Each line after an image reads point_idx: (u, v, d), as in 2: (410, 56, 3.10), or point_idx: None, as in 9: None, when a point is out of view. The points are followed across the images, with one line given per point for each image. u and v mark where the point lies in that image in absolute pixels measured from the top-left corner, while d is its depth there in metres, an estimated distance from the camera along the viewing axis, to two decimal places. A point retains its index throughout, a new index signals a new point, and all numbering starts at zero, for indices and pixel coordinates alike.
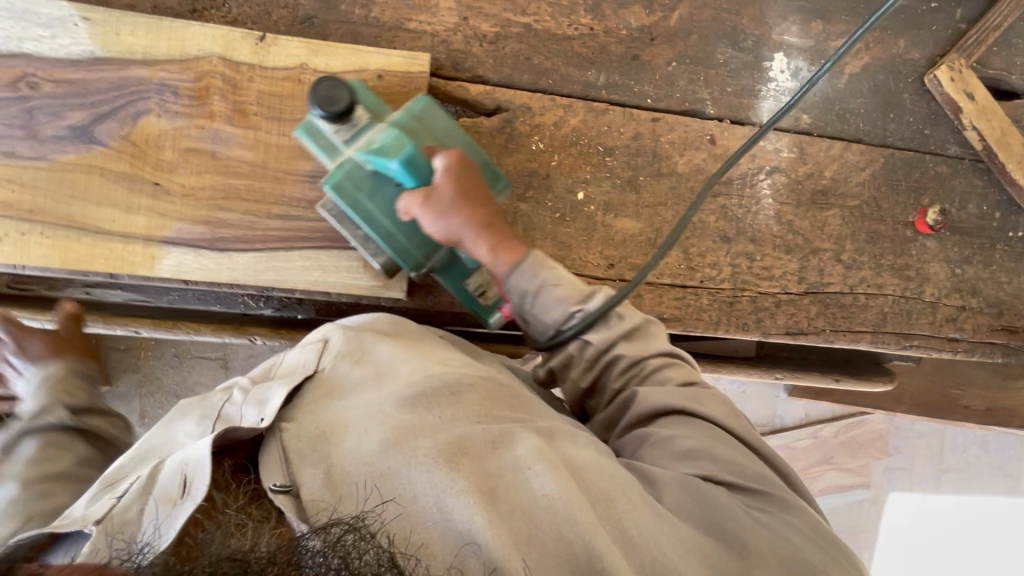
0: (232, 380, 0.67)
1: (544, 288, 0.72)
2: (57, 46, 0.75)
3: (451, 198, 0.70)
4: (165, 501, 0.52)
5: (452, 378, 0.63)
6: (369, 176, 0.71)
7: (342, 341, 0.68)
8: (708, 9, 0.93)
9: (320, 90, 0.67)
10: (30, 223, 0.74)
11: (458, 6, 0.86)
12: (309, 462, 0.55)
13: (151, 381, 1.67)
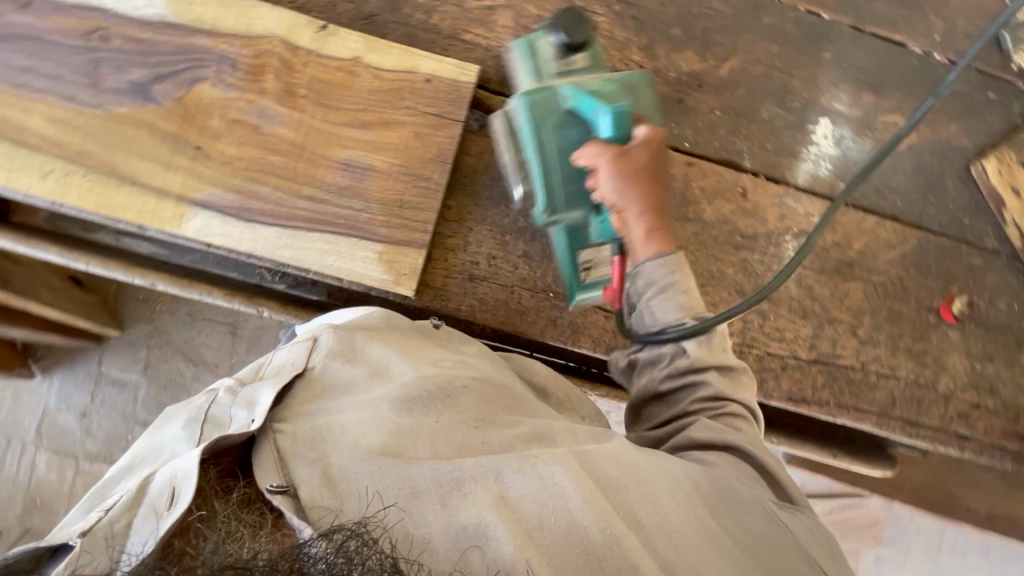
0: (218, 382, 0.68)
1: (670, 288, 0.75)
2: (134, 6, 0.79)
3: (635, 172, 0.74)
4: (153, 513, 0.51)
5: (449, 381, 0.63)
6: (563, 113, 0.75)
7: (333, 341, 0.68)
8: (761, 64, 0.93)
9: (567, 15, 0.75)
10: (75, 166, 0.77)
11: (514, 25, 0.88)
12: (306, 461, 0.54)
13: (161, 334, 1.72)
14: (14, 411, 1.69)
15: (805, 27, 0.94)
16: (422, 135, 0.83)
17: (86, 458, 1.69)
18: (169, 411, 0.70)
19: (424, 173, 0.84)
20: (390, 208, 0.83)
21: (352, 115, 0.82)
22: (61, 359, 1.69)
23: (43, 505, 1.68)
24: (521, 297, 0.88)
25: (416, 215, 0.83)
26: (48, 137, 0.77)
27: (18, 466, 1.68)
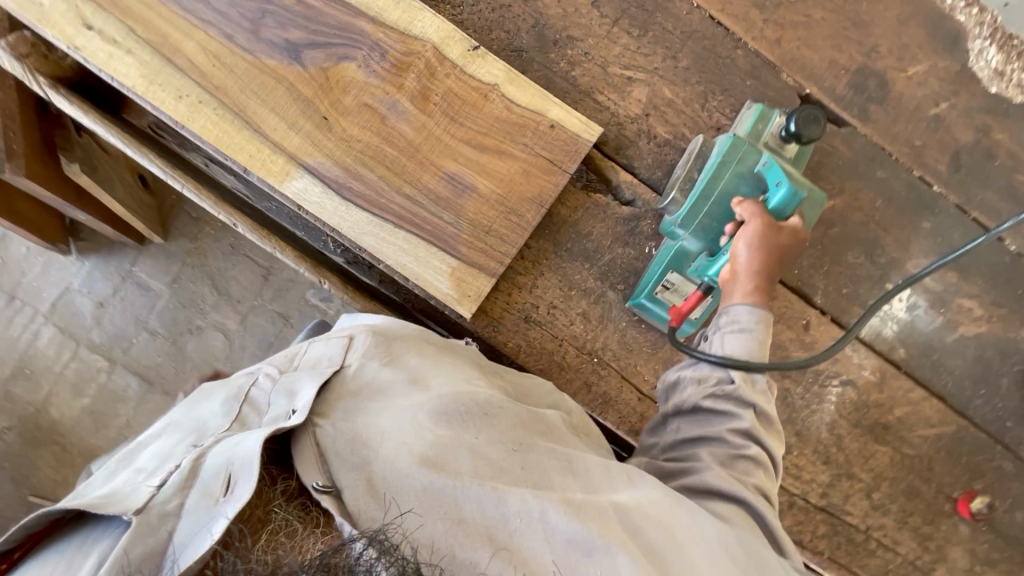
0: (257, 366, 0.73)
1: (746, 334, 0.75)
2: None
3: (775, 244, 0.76)
4: (207, 496, 0.53)
5: (485, 399, 0.64)
6: (749, 170, 0.80)
7: (369, 343, 0.71)
8: (862, 212, 0.95)
9: (814, 110, 0.80)
10: (209, 98, 0.80)
11: (646, 101, 0.91)
12: (350, 466, 0.56)
13: (198, 256, 1.75)
14: (37, 279, 1.72)
15: (915, 192, 0.96)
16: (529, 175, 0.86)
17: (86, 346, 1.73)
18: (205, 387, 0.77)
19: (519, 210, 0.86)
20: (476, 231, 0.85)
21: (472, 135, 0.85)
22: (98, 246, 1.73)
23: (37, 375, 1.72)
24: (567, 352, 0.90)
25: (497, 246, 0.85)
26: (195, 63, 0.80)
27: (22, 331, 1.72)
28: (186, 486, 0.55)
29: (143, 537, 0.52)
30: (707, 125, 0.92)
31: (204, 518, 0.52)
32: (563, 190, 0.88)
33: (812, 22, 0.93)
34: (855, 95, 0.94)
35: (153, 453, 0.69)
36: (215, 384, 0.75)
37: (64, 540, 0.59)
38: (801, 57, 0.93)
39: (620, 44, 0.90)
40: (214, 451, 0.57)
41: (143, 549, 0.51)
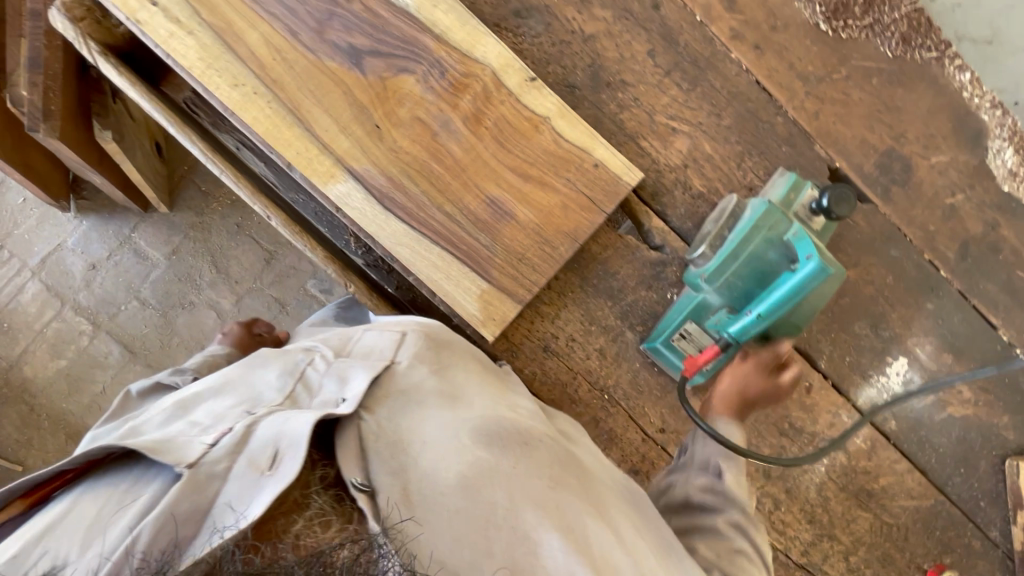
0: (314, 346, 0.80)
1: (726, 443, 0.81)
2: None
3: (758, 380, 0.85)
4: (253, 467, 0.56)
5: (524, 425, 0.69)
6: (780, 237, 0.82)
7: (421, 350, 0.77)
8: (873, 286, 0.99)
9: (848, 191, 0.83)
10: (265, 91, 0.80)
11: (687, 152, 0.94)
12: (388, 470, 0.62)
13: (201, 231, 1.72)
14: (30, 232, 1.67)
15: (924, 274, 1.00)
16: (568, 209, 0.87)
17: (72, 307, 1.68)
18: (260, 354, 0.79)
19: (553, 242, 0.87)
20: (509, 256, 0.86)
21: (518, 163, 0.86)
22: (99, 207, 1.68)
23: (16, 331, 1.67)
24: (579, 386, 0.91)
25: (527, 273, 0.86)
26: (257, 55, 0.80)
27: (6, 284, 1.66)
28: (237, 450, 0.57)
29: (191, 494, 0.54)
30: (740, 183, 0.95)
31: (247, 487, 0.55)
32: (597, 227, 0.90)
33: (850, 101, 0.97)
34: (880, 175, 0.98)
35: (202, 404, 0.70)
36: (269, 354, 0.79)
37: (109, 476, 0.60)
38: (836, 132, 0.97)
39: (669, 95, 0.93)
40: (267, 422, 0.60)
41: (189, 506, 0.53)
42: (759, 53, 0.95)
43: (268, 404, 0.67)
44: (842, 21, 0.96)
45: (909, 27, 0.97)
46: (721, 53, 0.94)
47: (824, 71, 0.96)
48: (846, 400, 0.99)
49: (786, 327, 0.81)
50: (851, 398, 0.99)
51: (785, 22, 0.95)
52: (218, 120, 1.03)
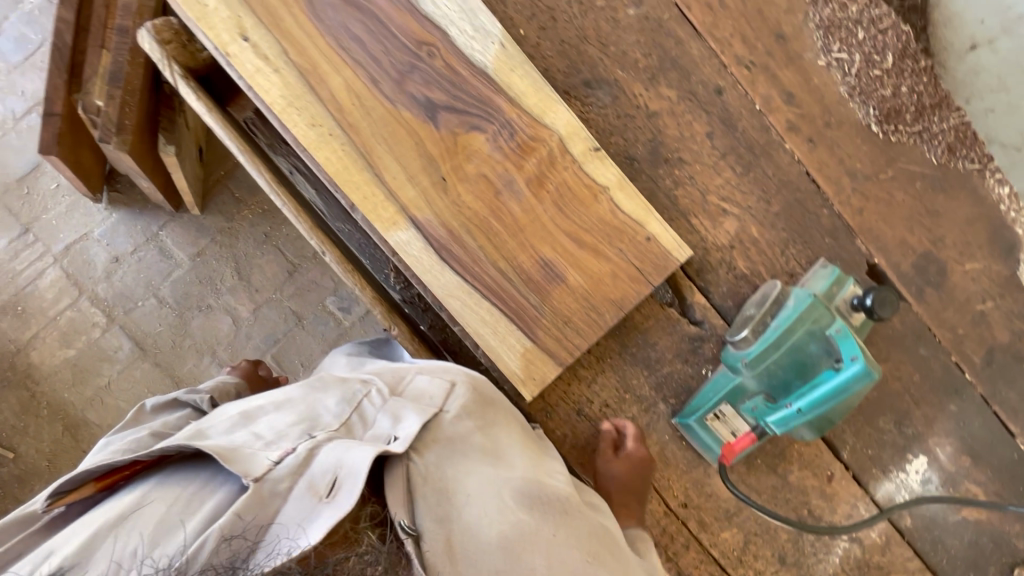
0: (370, 377, 0.85)
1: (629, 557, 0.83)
2: (468, 44, 0.86)
3: (630, 474, 0.89)
4: (312, 491, 0.64)
5: (556, 490, 0.76)
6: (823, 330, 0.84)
7: (468, 401, 0.82)
8: (900, 382, 1.01)
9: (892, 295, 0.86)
10: (340, 134, 0.83)
11: (734, 234, 0.96)
12: (435, 518, 0.68)
13: (229, 236, 1.72)
14: (57, 218, 1.66)
15: (949, 375, 1.02)
16: (617, 278, 0.89)
17: (89, 297, 1.67)
18: (322, 377, 0.86)
19: (600, 308, 0.89)
20: (556, 319, 0.87)
21: (574, 229, 0.88)
22: (130, 201, 1.68)
23: (29, 315, 1.65)
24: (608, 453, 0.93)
25: (570, 339, 0.88)
26: (337, 99, 0.83)
27: (26, 267, 1.66)
28: (298, 472, 0.67)
29: (256, 508, 0.64)
30: (782, 269, 0.97)
31: (306, 510, 0.63)
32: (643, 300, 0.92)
33: (893, 201, 1.01)
34: (916, 275, 1.01)
35: (264, 416, 0.77)
36: (328, 379, 0.85)
37: (179, 477, 0.69)
38: (878, 229, 1.00)
39: (723, 177, 0.96)
40: (326, 449, 0.69)
41: (249, 521, 0.63)
42: (812, 147, 0.98)
43: (327, 429, 0.73)
44: (895, 125, 0.99)
45: (957, 137, 1.01)
46: (776, 143, 0.98)
47: (872, 170, 1.00)
48: (865, 492, 1.00)
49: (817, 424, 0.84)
50: (870, 490, 1.00)
51: (839, 120, 0.99)
52: (276, 140, 1.03)
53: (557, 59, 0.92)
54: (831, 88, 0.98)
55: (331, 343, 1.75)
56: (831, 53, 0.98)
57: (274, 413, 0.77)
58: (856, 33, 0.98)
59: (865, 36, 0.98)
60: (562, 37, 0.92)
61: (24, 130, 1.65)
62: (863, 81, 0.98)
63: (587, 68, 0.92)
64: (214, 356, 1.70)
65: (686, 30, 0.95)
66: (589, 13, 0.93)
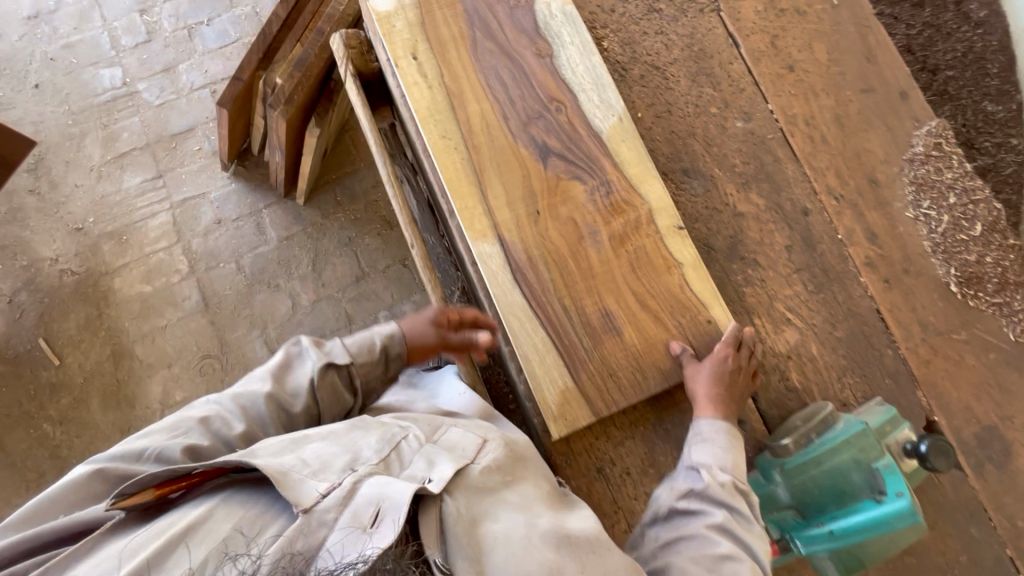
0: (405, 421, 0.81)
1: (715, 447, 0.83)
2: (592, 111, 0.98)
3: (721, 381, 0.87)
4: (357, 523, 0.63)
5: (588, 543, 0.71)
6: (869, 459, 0.80)
7: (495, 450, 0.78)
8: (945, 557, 0.92)
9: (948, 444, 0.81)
10: (463, 150, 0.94)
11: (793, 345, 0.97)
12: (466, 562, 0.65)
13: (318, 230, 1.88)
14: (187, 174, 1.88)
15: (1002, 569, 0.93)
16: (670, 349, 0.90)
17: (182, 246, 1.84)
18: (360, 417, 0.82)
19: (646, 371, 0.90)
20: (601, 367, 0.89)
21: (640, 291, 0.92)
22: (250, 177, 1.89)
23: (128, 245, 1.83)
24: (615, 522, 0.88)
25: (609, 391, 0.89)
26: (469, 123, 0.95)
27: (144, 205, 1.86)
28: (344, 501, 0.65)
29: (303, 535, 0.61)
30: (836, 395, 0.96)
31: (351, 540, 0.61)
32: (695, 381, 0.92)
33: (962, 363, 0.99)
34: (977, 447, 0.96)
35: (308, 441, 0.73)
36: (365, 419, 0.80)
37: (240, 498, 0.65)
38: (942, 387, 0.98)
39: (793, 289, 0.99)
40: (367, 482, 0.67)
41: (301, 545, 0.60)
42: (886, 287, 1.01)
43: (369, 464, 0.70)
44: (974, 290, 1.00)
45: None
46: (851, 273, 1.01)
47: (944, 327, 1.00)
48: None
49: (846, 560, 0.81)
50: None
51: (919, 270, 1.01)
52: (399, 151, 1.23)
53: (664, 144, 1.02)
54: (916, 240, 1.02)
55: None
56: (920, 207, 1.03)
57: (317, 440, 0.73)
58: (948, 197, 1.03)
59: (956, 201, 1.03)
60: (673, 129, 1.03)
61: (194, 98, 1.93)
62: (947, 241, 1.02)
63: (688, 159, 1.02)
64: (262, 331, 1.80)
65: (786, 152, 1.04)
66: (701, 115, 1.04)
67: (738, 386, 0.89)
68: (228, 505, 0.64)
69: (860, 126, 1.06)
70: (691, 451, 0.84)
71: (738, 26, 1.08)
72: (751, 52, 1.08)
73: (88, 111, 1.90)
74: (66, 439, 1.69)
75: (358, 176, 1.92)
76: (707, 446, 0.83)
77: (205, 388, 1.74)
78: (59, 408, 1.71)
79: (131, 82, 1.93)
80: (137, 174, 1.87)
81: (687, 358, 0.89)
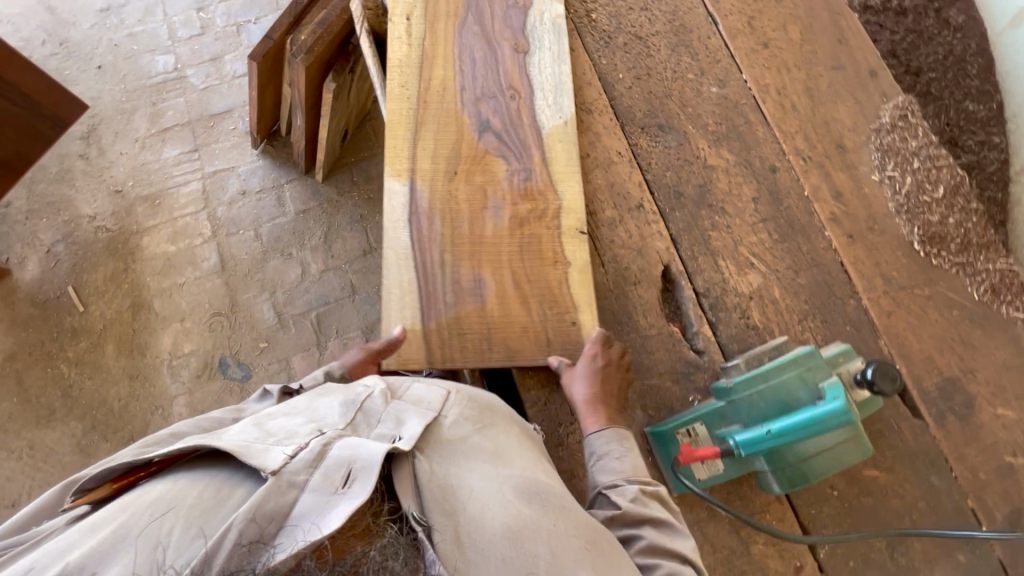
0: (372, 383, 0.78)
1: (610, 459, 0.82)
2: (554, 97, 1.08)
3: (595, 381, 0.87)
4: (326, 482, 0.57)
5: (562, 492, 0.68)
6: (813, 377, 0.84)
7: (464, 404, 0.77)
8: (902, 501, 0.92)
9: (892, 372, 0.84)
10: (414, 102, 1.05)
11: (755, 287, 1.01)
12: (442, 510, 0.62)
13: (332, 206, 2.01)
14: (220, 149, 2.05)
15: (962, 519, 0.92)
16: (525, 334, 0.94)
17: (208, 212, 1.98)
18: (323, 386, 0.79)
19: (493, 345, 0.93)
20: (454, 327, 0.93)
21: (516, 276, 0.96)
22: (276, 155, 2.05)
23: (159, 208, 1.98)
24: (571, 433, 0.92)
25: (458, 350, 0.92)
26: (463, 71, 1.07)
27: (178, 174, 2.02)
28: (315, 464, 0.59)
29: (275, 496, 0.55)
30: (796, 336, 0.99)
31: (321, 500, 0.56)
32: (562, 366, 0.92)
33: (925, 317, 1.01)
34: (939, 397, 0.97)
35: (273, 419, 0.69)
36: (330, 392, 0.77)
37: (201, 469, 0.60)
38: (904, 337, 1.00)
39: (757, 237, 1.04)
40: (339, 442, 0.62)
41: (272, 507, 0.55)
42: (850, 241, 1.05)
43: (336, 426, 0.66)
44: (937, 249, 1.04)
45: (1001, 281, 1.03)
46: (816, 226, 1.06)
47: (908, 282, 1.03)
48: None
49: (789, 473, 0.83)
50: None
51: (883, 228, 1.06)
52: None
53: (641, 103, 1.12)
54: (880, 200, 1.07)
55: (369, 323, 1.90)
56: (885, 171, 1.09)
57: (281, 416, 0.69)
58: (912, 162, 1.09)
59: (920, 167, 1.09)
60: (650, 90, 1.13)
61: (235, 84, 2.13)
62: (910, 202, 1.07)
63: (664, 117, 1.11)
64: (271, 294, 1.91)
65: (757, 116, 1.12)
66: (678, 80, 1.13)
67: (616, 387, 0.89)
68: (190, 479, 0.58)
69: (828, 98, 1.14)
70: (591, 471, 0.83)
71: (717, 7, 1.19)
72: (728, 29, 1.18)
73: (140, 90, 2.11)
74: (79, 380, 1.79)
75: (374, 160, 2.06)
76: (599, 467, 0.82)
77: (211, 343, 1.84)
78: (77, 351, 1.82)
79: (181, 68, 2.14)
80: (176, 146, 2.05)
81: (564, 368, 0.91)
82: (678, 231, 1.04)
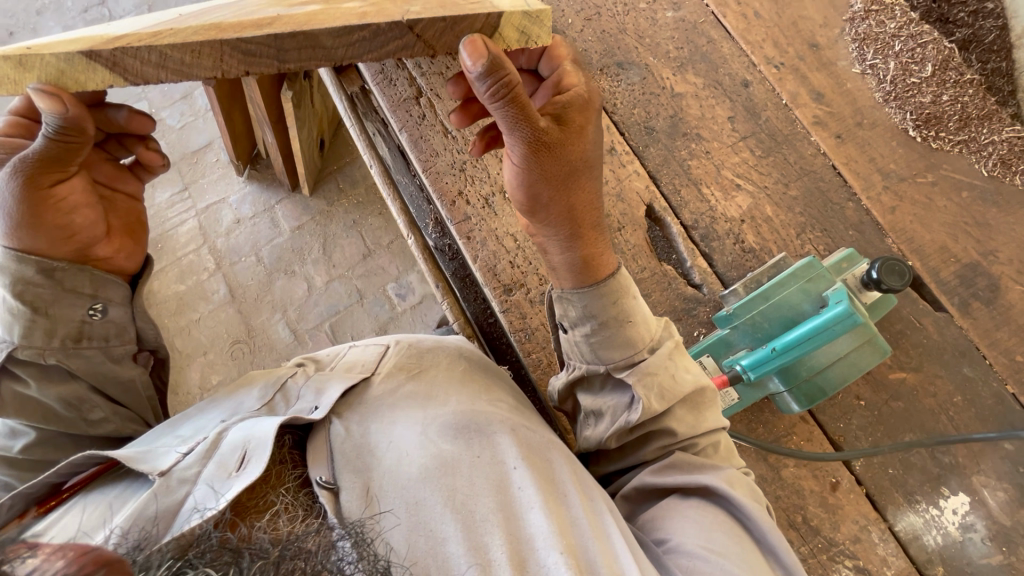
0: (298, 365, 0.80)
1: (617, 331, 0.71)
2: None
3: (527, 112, 0.61)
4: (220, 470, 0.57)
5: (495, 419, 0.67)
6: (815, 283, 0.87)
7: (393, 354, 0.78)
8: (937, 399, 0.88)
9: (897, 264, 0.83)
10: None
11: (746, 209, 0.97)
12: (353, 469, 0.62)
13: (327, 216, 2.01)
14: (208, 183, 2.02)
15: (1003, 406, 0.87)
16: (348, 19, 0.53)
17: (208, 247, 1.97)
18: (236, 380, 0.79)
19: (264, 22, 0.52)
20: (149, 30, 0.52)
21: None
22: (262, 178, 2.03)
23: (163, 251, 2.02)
24: None
25: (143, 60, 0.52)
26: None
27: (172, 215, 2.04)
28: (208, 456, 0.59)
29: (160, 497, 0.55)
30: (796, 251, 0.95)
31: (215, 485, 0.56)
32: (388, 41, 0.54)
33: (932, 205, 0.95)
34: (960, 286, 0.92)
35: (193, 422, 0.71)
36: (255, 376, 0.79)
37: (93, 493, 0.61)
38: (913, 231, 0.94)
39: (740, 156, 1.00)
40: (235, 430, 0.62)
41: (156, 509, 0.53)
42: (839, 142, 0.99)
43: (246, 412, 0.70)
44: (934, 131, 0.98)
45: (1010, 151, 0.96)
46: (801, 133, 1.00)
47: (909, 172, 0.97)
48: (880, 518, 0.85)
49: (803, 388, 0.84)
50: (887, 518, 0.85)
51: (872, 121, 0.99)
52: (370, 111, 1.16)
53: (596, 43, 1.05)
54: (865, 93, 1.01)
55: (383, 324, 1.92)
56: (866, 61, 1.02)
57: (199, 415, 0.73)
58: (893, 46, 1.01)
59: (903, 48, 1.01)
60: (603, 28, 1.06)
61: (209, 117, 2.07)
62: (898, 87, 1.00)
63: (622, 53, 1.05)
64: (283, 313, 1.92)
65: (720, 33, 1.06)
66: (631, 12, 1.08)
67: (591, 174, 0.72)
68: (87, 506, 0.59)
69: None
70: (575, 346, 0.74)
71: None
72: None
73: None
74: None
75: (357, 163, 2.06)
76: (591, 343, 0.72)
77: (236, 371, 1.85)
78: None
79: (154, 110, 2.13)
80: (164, 187, 2.01)
81: (517, 145, 0.65)
82: (656, 167, 1.00)
